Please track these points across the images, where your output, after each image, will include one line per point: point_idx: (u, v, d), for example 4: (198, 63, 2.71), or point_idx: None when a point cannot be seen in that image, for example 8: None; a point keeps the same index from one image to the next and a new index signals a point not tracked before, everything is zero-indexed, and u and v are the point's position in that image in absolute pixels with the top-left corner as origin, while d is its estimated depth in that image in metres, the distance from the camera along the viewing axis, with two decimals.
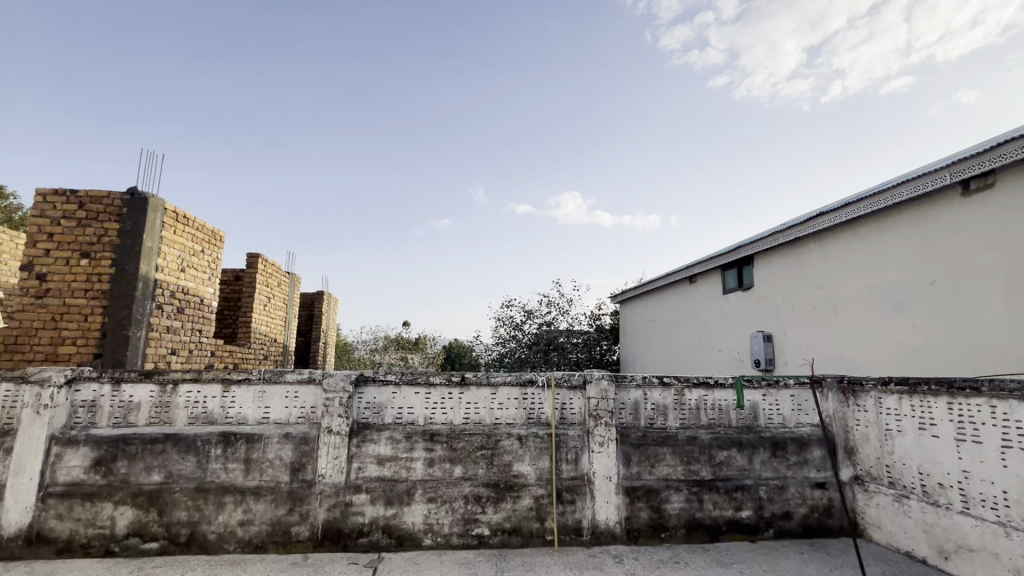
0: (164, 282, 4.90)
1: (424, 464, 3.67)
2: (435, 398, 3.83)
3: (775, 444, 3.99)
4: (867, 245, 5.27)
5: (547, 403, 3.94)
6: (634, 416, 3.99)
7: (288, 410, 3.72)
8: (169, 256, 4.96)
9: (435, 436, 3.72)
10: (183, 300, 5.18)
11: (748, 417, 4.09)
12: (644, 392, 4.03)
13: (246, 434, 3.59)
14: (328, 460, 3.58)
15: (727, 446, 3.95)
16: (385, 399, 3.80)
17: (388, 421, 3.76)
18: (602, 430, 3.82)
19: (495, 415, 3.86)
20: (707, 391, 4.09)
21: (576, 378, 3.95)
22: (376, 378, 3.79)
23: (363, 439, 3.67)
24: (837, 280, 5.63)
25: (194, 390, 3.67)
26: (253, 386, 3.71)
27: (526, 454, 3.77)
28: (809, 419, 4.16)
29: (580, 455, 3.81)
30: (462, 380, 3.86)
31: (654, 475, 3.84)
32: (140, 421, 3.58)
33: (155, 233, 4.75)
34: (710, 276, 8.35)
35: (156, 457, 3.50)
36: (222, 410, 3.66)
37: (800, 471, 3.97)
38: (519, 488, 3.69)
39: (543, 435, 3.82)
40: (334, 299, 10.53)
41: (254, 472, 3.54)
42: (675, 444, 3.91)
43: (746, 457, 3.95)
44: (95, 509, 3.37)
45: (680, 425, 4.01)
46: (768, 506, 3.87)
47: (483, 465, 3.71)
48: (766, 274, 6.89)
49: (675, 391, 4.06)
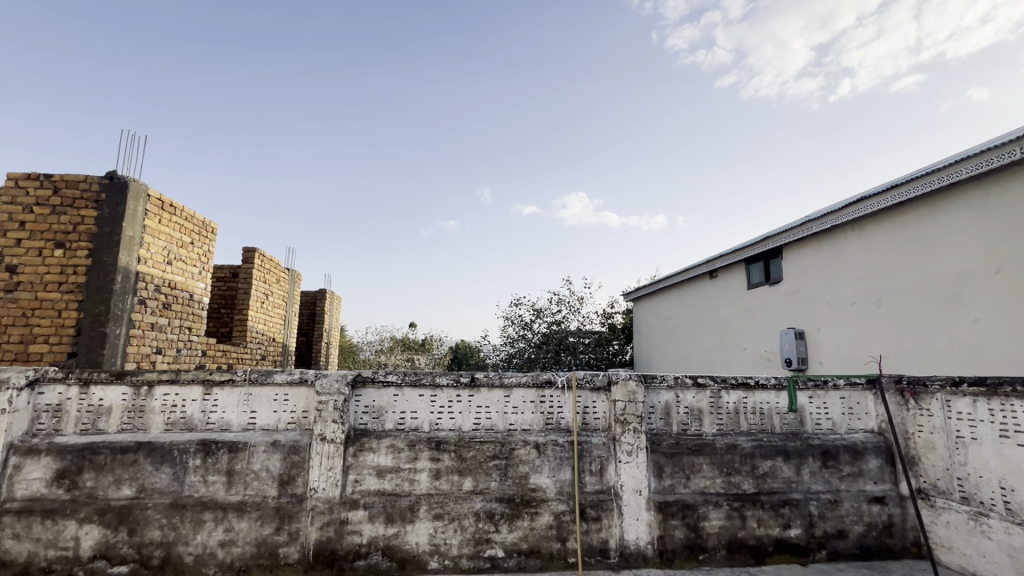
0: (148, 275, 4.51)
1: (429, 477, 3.24)
2: (442, 402, 3.41)
3: (826, 453, 3.53)
4: (917, 231, 4.79)
5: (567, 406, 3.50)
6: (665, 421, 3.55)
7: (277, 415, 3.32)
8: (154, 247, 4.57)
9: (442, 445, 3.29)
10: (170, 296, 4.79)
11: (793, 423, 3.65)
12: (676, 394, 3.59)
13: (229, 442, 3.18)
14: (320, 471, 3.16)
15: (772, 455, 3.49)
16: (386, 402, 3.38)
17: (389, 427, 3.35)
18: (630, 438, 3.38)
19: (509, 420, 3.43)
20: (746, 392, 3.64)
21: (600, 378, 3.51)
22: (376, 378, 3.37)
23: (360, 447, 3.24)
24: (880, 271, 5.16)
25: (172, 393, 3.28)
26: (238, 388, 3.31)
27: (544, 464, 3.33)
28: (862, 424, 3.72)
29: (606, 466, 3.37)
30: (471, 380, 3.42)
31: (689, 488, 3.40)
32: (110, 428, 3.20)
33: (137, 222, 4.35)
34: (732, 270, 7.87)
35: (127, 469, 3.09)
36: (202, 415, 3.28)
37: (854, 484, 3.51)
38: (538, 504, 3.25)
39: (564, 443, 3.38)
40: (337, 298, 10.12)
41: (238, 486, 3.14)
42: (712, 452, 3.46)
43: (793, 468, 3.49)
44: (57, 528, 2.97)
45: (717, 431, 3.57)
46: (820, 524, 3.40)
47: (496, 477, 3.28)
48: (795, 267, 6.40)
49: (711, 393, 3.62)
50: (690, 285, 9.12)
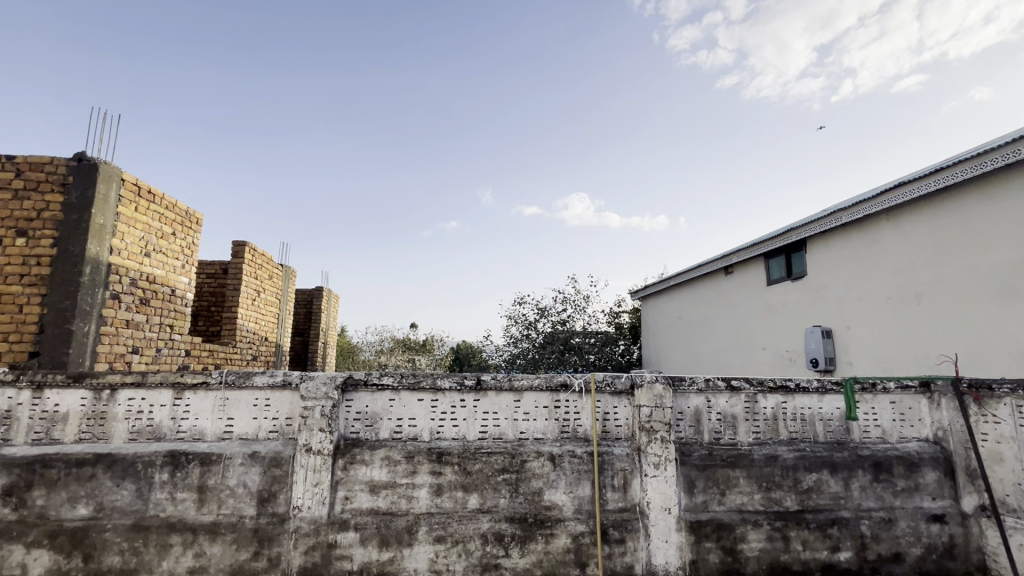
0: (122, 267, 4.11)
1: (429, 493, 2.85)
2: (443, 407, 3.01)
3: (877, 465, 3.14)
4: (966, 218, 4.36)
5: (585, 412, 3.10)
6: (695, 429, 3.14)
7: (256, 422, 2.92)
8: (128, 237, 4.17)
9: (444, 457, 2.89)
10: (148, 290, 4.40)
11: (838, 430, 3.24)
12: (707, 398, 3.19)
13: (201, 454, 2.79)
14: (305, 487, 2.77)
15: (817, 468, 3.09)
16: (380, 408, 2.98)
17: (384, 436, 2.95)
18: (657, 448, 2.98)
19: (520, 428, 3.03)
20: (785, 397, 3.24)
21: (622, 380, 3.11)
22: (369, 382, 2.96)
23: (351, 459, 2.85)
24: (921, 263, 4.74)
25: (137, 398, 2.89)
26: (213, 392, 2.92)
27: (560, 479, 2.93)
28: (915, 432, 3.31)
29: (630, 480, 2.97)
30: (477, 383, 3.02)
31: (724, 506, 3.00)
32: (66, 438, 2.81)
33: (109, 208, 3.96)
34: (750, 265, 7.46)
35: (83, 485, 2.70)
36: (172, 423, 2.88)
37: (909, 500, 3.12)
38: (553, 524, 2.85)
39: (582, 455, 2.98)
40: (336, 295, 9.72)
41: (211, 504, 2.74)
42: (750, 465, 3.06)
43: (841, 483, 3.09)
44: (3, 553, 2.59)
45: (754, 441, 3.17)
46: (873, 546, 3.00)
47: (506, 493, 2.89)
48: (822, 260, 5.99)
49: (746, 397, 3.21)
50: (703, 282, 8.70)
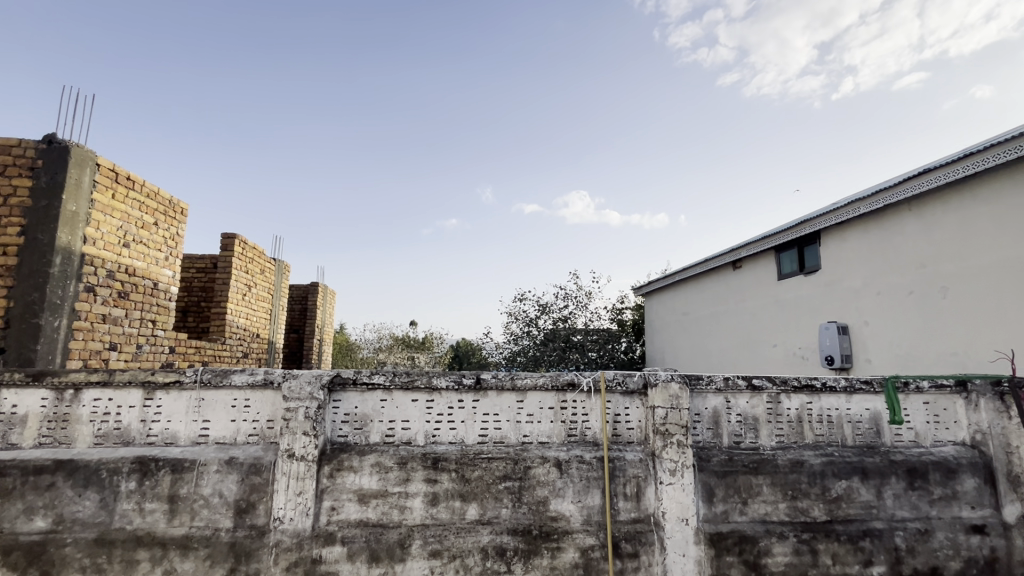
0: (98, 259, 3.84)
1: (424, 502, 2.60)
2: (440, 409, 2.75)
3: (912, 471, 2.89)
4: (996, 207, 4.09)
5: (595, 414, 2.84)
6: (714, 432, 2.89)
7: (235, 425, 2.67)
8: (105, 226, 3.90)
9: (440, 463, 2.64)
10: (127, 283, 4.13)
11: (868, 433, 2.99)
12: (726, 399, 2.93)
13: (172, 460, 2.53)
14: (287, 497, 2.52)
15: (847, 474, 2.84)
16: (371, 410, 2.72)
17: (375, 440, 2.69)
18: (673, 454, 2.73)
19: (523, 432, 2.77)
20: (811, 397, 2.99)
21: (634, 379, 2.85)
22: (358, 381, 2.71)
23: (338, 466, 2.59)
24: (946, 255, 4.48)
25: (104, 399, 2.64)
26: (187, 392, 2.67)
27: (567, 487, 2.68)
28: (951, 435, 3.06)
29: (643, 488, 2.72)
30: (476, 382, 2.77)
31: (746, 517, 2.75)
32: (25, 443, 2.56)
33: (83, 194, 3.70)
34: (760, 259, 7.19)
35: (42, 495, 2.45)
36: (142, 426, 2.63)
37: (947, 509, 2.87)
38: (560, 537, 2.60)
39: (592, 460, 2.72)
40: (331, 292, 9.45)
41: (182, 516, 2.49)
42: (774, 471, 2.81)
43: (873, 491, 2.84)
44: None
45: (777, 445, 2.91)
46: (909, 561, 2.75)
47: (508, 503, 2.63)
48: (837, 253, 5.73)
49: (768, 398, 2.96)
50: (710, 278, 8.44)
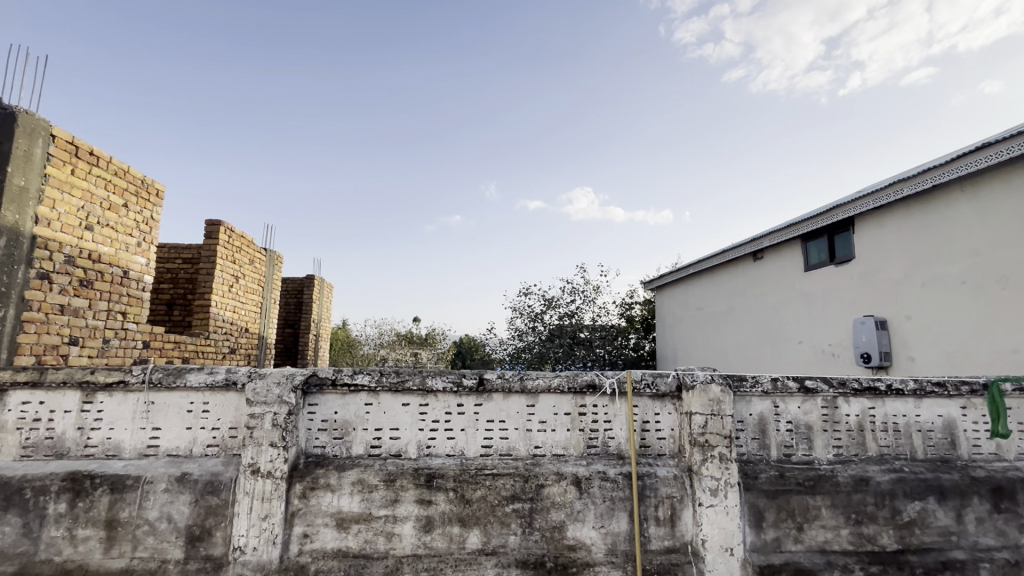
0: (54, 242, 3.42)
1: (416, 528, 2.16)
2: (434, 415, 2.31)
3: (997, 490, 2.42)
4: None
5: (620, 421, 2.39)
6: (761, 443, 2.43)
7: (190, 434, 2.23)
8: (62, 205, 3.48)
9: (436, 481, 2.19)
10: (91, 270, 3.68)
11: (942, 445, 2.53)
12: (774, 404, 2.47)
13: (112, 477, 2.10)
14: (250, 522, 2.09)
15: (921, 494, 2.38)
16: (352, 416, 2.27)
17: (358, 453, 2.25)
18: (714, 470, 2.27)
19: (534, 442, 2.32)
20: (874, 401, 2.52)
21: (666, 380, 2.39)
22: (338, 381, 2.26)
23: (312, 484, 2.16)
24: (1004, 241, 4.00)
25: (34, 402, 2.20)
26: (134, 393, 2.23)
27: (588, 510, 2.23)
28: None
29: (679, 511, 2.27)
30: (478, 384, 2.31)
31: (803, 545, 2.30)
32: None
33: (34, 167, 3.30)
34: (785, 250, 6.71)
35: None
36: (78, 435, 2.19)
37: None
38: (579, 571, 2.15)
39: (616, 478, 2.27)
40: (329, 285, 9.02)
41: (124, 545, 2.06)
42: (835, 491, 2.35)
43: (952, 514, 2.39)
44: None
45: (835, 459, 2.45)
46: None
47: (516, 528, 2.19)
48: (875, 241, 5.24)
49: (825, 402, 2.49)
50: (727, 270, 7.95)
